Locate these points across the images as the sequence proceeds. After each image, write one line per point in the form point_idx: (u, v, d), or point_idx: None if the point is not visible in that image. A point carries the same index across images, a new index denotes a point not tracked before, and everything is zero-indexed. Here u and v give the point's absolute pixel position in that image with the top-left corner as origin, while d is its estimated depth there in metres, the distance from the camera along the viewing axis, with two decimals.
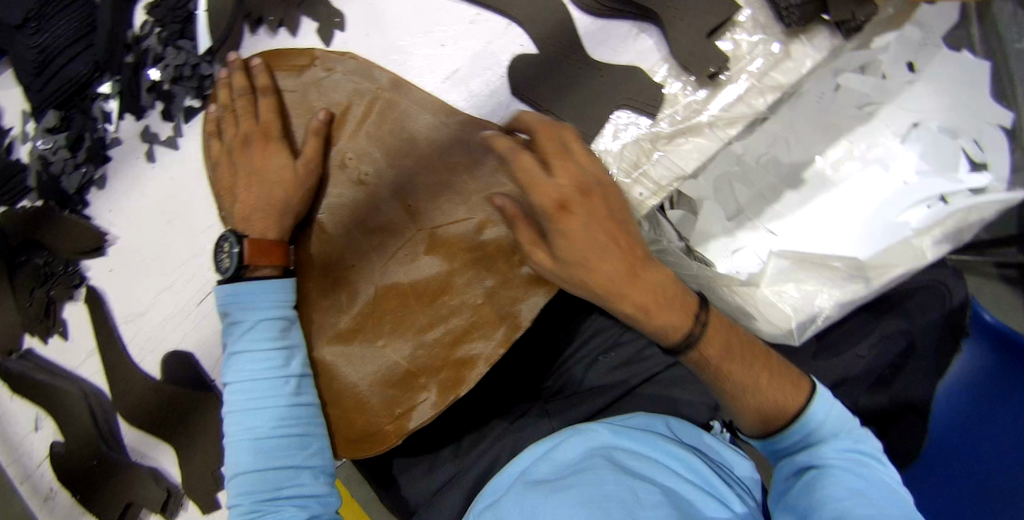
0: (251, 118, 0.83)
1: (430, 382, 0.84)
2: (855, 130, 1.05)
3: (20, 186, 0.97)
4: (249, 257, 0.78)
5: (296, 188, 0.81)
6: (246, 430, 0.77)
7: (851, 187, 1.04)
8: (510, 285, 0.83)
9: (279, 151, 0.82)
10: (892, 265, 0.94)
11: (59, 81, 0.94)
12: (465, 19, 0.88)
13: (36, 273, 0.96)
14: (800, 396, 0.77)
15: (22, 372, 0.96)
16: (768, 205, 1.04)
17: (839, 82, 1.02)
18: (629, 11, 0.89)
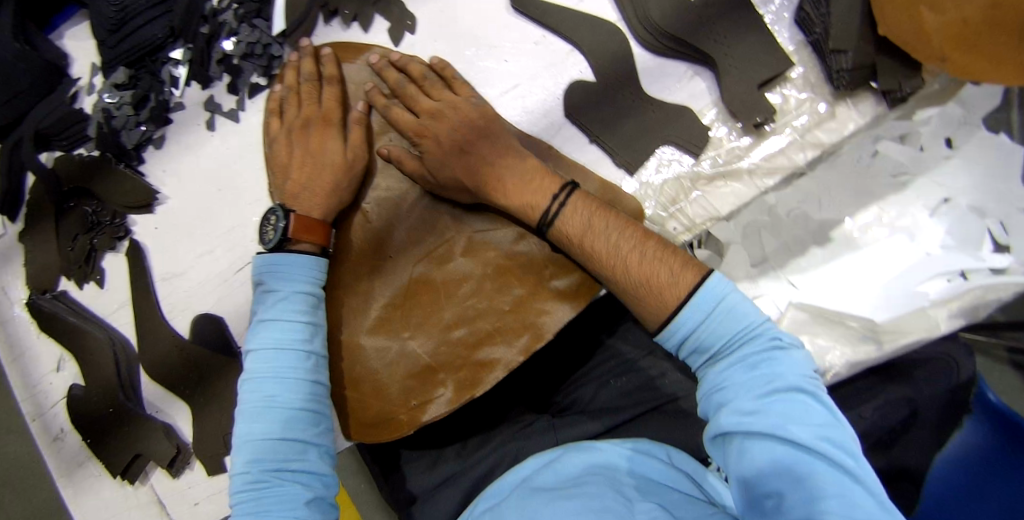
0: (313, 102, 0.87)
1: (448, 379, 0.87)
2: (889, 199, 1.02)
3: (81, 133, 1.01)
4: (292, 232, 0.80)
5: (348, 174, 0.85)
6: (262, 397, 0.74)
7: (876, 252, 1.01)
8: (539, 297, 0.86)
9: (335, 135, 0.86)
10: (906, 332, 0.96)
11: (133, 41, 0.97)
12: (530, 39, 0.91)
13: (83, 220, 0.99)
14: (682, 282, 0.75)
15: (54, 311, 0.99)
16: (793, 257, 1.02)
17: (877, 148, 1.02)
18: (688, 53, 0.92)
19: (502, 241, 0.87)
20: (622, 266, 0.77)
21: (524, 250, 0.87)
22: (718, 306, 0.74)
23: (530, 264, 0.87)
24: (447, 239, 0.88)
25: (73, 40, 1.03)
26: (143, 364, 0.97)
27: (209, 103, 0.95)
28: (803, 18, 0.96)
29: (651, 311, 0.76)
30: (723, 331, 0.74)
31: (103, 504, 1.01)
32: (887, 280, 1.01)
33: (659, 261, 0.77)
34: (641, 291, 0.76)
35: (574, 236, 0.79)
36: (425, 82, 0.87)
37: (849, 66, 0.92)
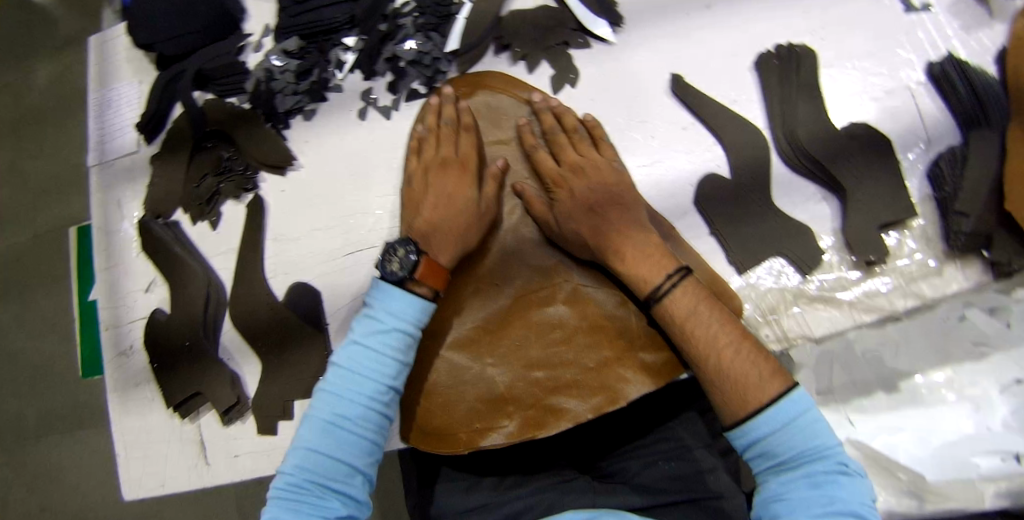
0: (451, 148, 0.92)
1: (516, 412, 0.89)
2: (962, 365, 0.97)
3: (236, 84, 1.05)
4: (420, 273, 0.81)
5: (479, 222, 0.89)
6: (329, 411, 0.74)
7: (938, 417, 0.97)
8: (624, 363, 0.89)
9: (471, 183, 0.90)
10: (951, 498, 0.93)
11: (313, 17, 1.03)
12: (679, 124, 0.98)
13: (217, 163, 1.05)
14: (772, 385, 0.74)
15: (163, 238, 1.04)
16: (857, 397, 0.99)
17: (965, 312, 0.97)
18: (822, 177, 0.96)
19: (605, 301, 0.91)
20: (715, 357, 0.77)
21: (622, 316, 0.90)
22: (797, 418, 0.72)
23: (624, 330, 0.90)
24: (552, 284, 0.92)
25: None
26: (230, 311, 1.01)
27: (367, 94, 1.01)
28: (935, 174, 0.98)
29: (730, 407, 0.75)
30: (794, 443, 0.72)
31: (149, 429, 1.04)
32: (941, 445, 0.96)
33: (750, 362, 0.76)
34: (726, 386, 0.76)
35: (679, 318, 0.80)
36: (576, 136, 0.92)
37: (967, 229, 0.95)
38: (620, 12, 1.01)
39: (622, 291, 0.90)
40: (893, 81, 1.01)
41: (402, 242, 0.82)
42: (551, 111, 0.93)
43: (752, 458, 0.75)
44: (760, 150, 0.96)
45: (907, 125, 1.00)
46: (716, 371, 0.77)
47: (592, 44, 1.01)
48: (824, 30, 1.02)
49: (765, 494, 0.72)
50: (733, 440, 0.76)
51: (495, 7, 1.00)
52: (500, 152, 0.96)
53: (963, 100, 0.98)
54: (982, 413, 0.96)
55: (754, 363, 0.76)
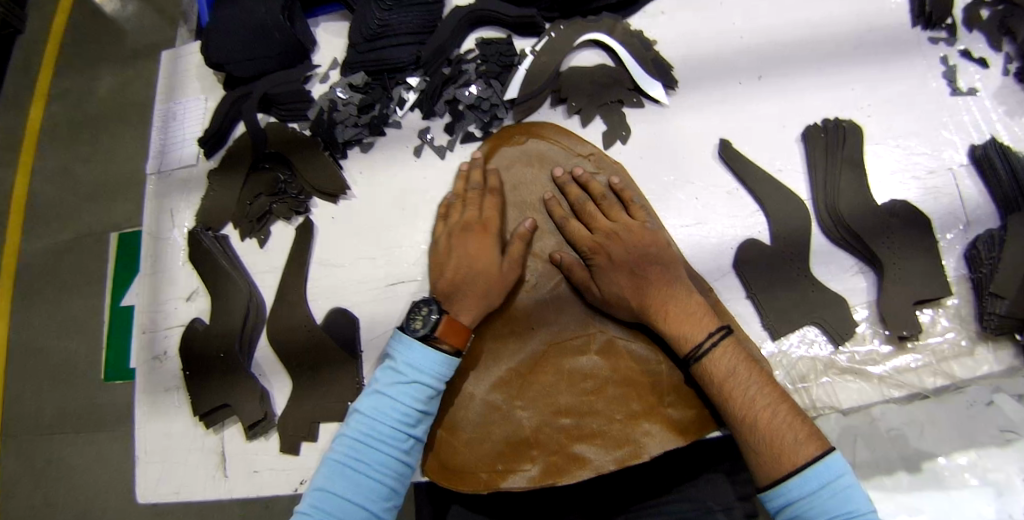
0: (475, 211, 0.94)
1: (539, 457, 0.90)
2: (987, 450, 0.95)
3: (300, 112, 1.11)
4: (440, 330, 0.81)
5: (500, 285, 0.89)
6: (350, 458, 0.76)
7: (960, 502, 0.94)
8: (651, 419, 0.89)
9: (493, 247, 0.91)
10: None
11: (380, 55, 1.09)
12: (724, 188, 1.01)
13: (272, 184, 1.08)
14: (808, 451, 0.75)
15: (211, 250, 1.08)
16: (878, 474, 0.97)
17: (993, 398, 0.96)
18: (861, 252, 0.97)
19: (640, 355, 0.91)
20: (752, 420, 0.78)
21: (655, 373, 0.91)
22: (830, 483, 0.73)
23: (655, 386, 0.90)
24: (589, 334, 0.93)
25: (326, 33, 1.15)
26: (269, 329, 1.03)
27: (424, 133, 1.05)
28: (973, 255, 0.99)
29: (765, 468, 0.76)
30: (824, 508, 0.73)
31: (172, 436, 1.05)
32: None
33: (787, 426, 0.77)
34: (762, 448, 0.77)
35: (717, 377, 0.82)
36: (610, 201, 0.94)
37: (1002, 311, 0.95)
38: (673, 74, 1.05)
39: (656, 346, 0.91)
40: (937, 162, 1.03)
41: (424, 300, 0.84)
42: None
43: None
44: (803, 221, 0.98)
45: (949, 206, 1.02)
46: (750, 435, 0.78)
47: (645, 104, 1.04)
48: (872, 108, 1.05)
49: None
50: (766, 503, 0.78)
51: (555, 60, 1.05)
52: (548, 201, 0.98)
53: (1006, 185, 0.99)
54: (1005, 498, 0.93)
55: (789, 428, 0.77)
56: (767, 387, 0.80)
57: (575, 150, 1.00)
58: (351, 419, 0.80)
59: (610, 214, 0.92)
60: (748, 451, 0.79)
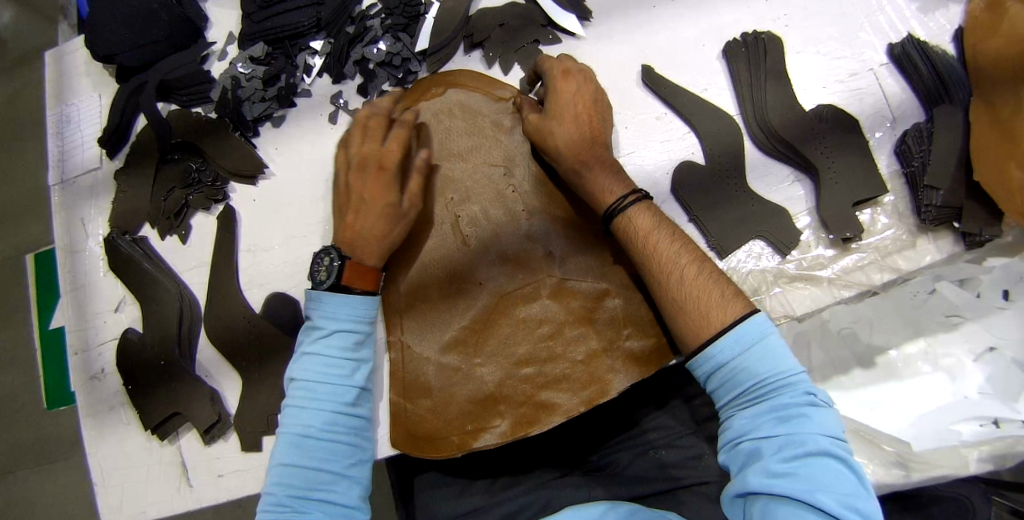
0: (374, 142, 0.86)
1: (507, 411, 0.88)
2: (937, 336, 1.04)
3: (202, 95, 1.04)
4: (347, 278, 0.82)
5: (399, 224, 0.86)
6: (298, 425, 0.76)
7: (915, 387, 1.03)
8: (611, 354, 0.88)
9: (392, 184, 0.85)
10: (937, 463, 0.96)
11: (277, 22, 1.02)
12: (653, 114, 0.99)
13: (185, 175, 1.02)
14: (734, 308, 0.75)
15: (130, 254, 1.01)
16: (836, 375, 1.05)
17: (935, 286, 1.03)
18: (794, 159, 0.97)
19: (590, 293, 0.90)
20: (678, 276, 0.79)
21: (607, 309, 0.90)
22: (756, 343, 0.72)
23: (611, 322, 0.89)
24: (542, 279, 0.91)
25: (216, 6, 1.07)
26: (207, 326, 0.98)
27: (336, 98, 1.00)
28: (904, 150, 1.01)
29: (692, 334, 0.77)
30: (752, 371, 0.72)
31: (124, 456, 0.98)
32: (920, 414, 1.02)
33: (712, 283, 0.78)
34: (686, 304, 0.78)
35: (641, 231, 0.82)
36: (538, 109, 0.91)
37: (938, 202, 0.97)
38: (587, 5, 1.01)
39: (605, 283, 0.90)
40: (858, 64, 1.04)
41: (329, 248, 0.84)
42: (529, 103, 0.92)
43: (715, 390, 0.75)
44: (735, 136, 0.97)
45: (874, 105, 1.03)
46: (676, 289, 0.79)
47: (562, 39, 1.01)
48: (789, 16, 1.04)
49: (732, 432, 0.72)
50: (697, 373, 0.76)
51: (462, 5, 1.00)
52: (474, 152, 0.94)
53: (927, 80, 1.01)
54: (957, 381, 1.02)
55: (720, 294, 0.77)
56: (690, 249, 0.82)
57: (496, 95, 0.96)
58: (291, 388, 0.80)
59: (560, 96, 0.86)
60: (673, 317, 0.79)
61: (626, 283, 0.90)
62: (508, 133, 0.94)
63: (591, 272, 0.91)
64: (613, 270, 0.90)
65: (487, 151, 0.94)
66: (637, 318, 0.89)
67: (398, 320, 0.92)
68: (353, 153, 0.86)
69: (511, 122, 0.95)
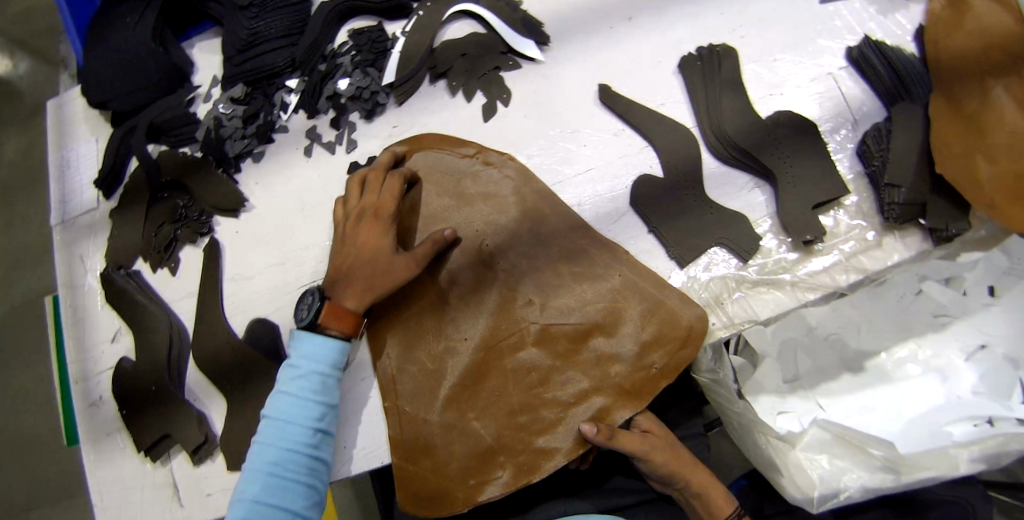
0: (374, 196, 0.94)
1: (508, 461, 0.91)
2: (926, 335, 1.14)
3: (188, 135, 1.10)
4: (323, 317, 0.87)
5: (388, 275, 0.89)
6: (261, 464, 0.82)
7: (906, 389, 1.13)
8: (603, 391, 0.91)
9: (386, 228, 0.91)
10: (927, 466, 1.04)
11: (255, 63, 1.09)
12: (611, 130, 1.02)
13: (173, 211, 1.08)
14: None
15: (125, 287, 1.07)
16: (823, 381, 1.15)
17: (921, 288, 1.11)
18: (752, 166, 0.99)
19: (574, 335, 0.93)
20: None
21: (593, 349, 0.92)
22: None
23: (594, 362, 0.92)
24: (531, 331, 0.93)
25: (201, 51, 1.15)
26: (194, 351, 1.03)
27: (311, 132, 1.06)
28: (864, 151, 1.02)
29: None
30: None
31: (119, 479, 1.02)
32: (912, 417, 1.11)
33: None
34: None
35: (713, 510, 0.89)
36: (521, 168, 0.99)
37: (901, 200, 0.98)
38: (545, 31, 1.06)
39: (586, 323, 0.93)
40: (816, 70, 1.06)
41: (314, 289, 0.91)
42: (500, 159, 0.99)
43: None
44: (693, 148, 1.00)
45: (834, 109, 1.05)
46: None
47: (522, 65, 1.05)
48: (744, 28, 1.07)
49: None
50: None
51: (427, 39, 1.05)
52: (447, 207, 0.98)
53: (886, 79, 1.03)
54: (949, 382, 1.12)
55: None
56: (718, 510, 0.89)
57: (460, 152, 1.00)
58: (262, 426, 0.85)
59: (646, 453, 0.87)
60: None
61: (613, 324, 0.93)
62: (477, 188, 0.98)
63: (578, 317, 0.93)
64: (593, 308, 0.93)
65: (455, 200, 0.98)
66: (630, 358, 0.92)
67: (386, 384, 0.95)
68: (355, 207, 0.93)
69: (480, 177, 0.99)
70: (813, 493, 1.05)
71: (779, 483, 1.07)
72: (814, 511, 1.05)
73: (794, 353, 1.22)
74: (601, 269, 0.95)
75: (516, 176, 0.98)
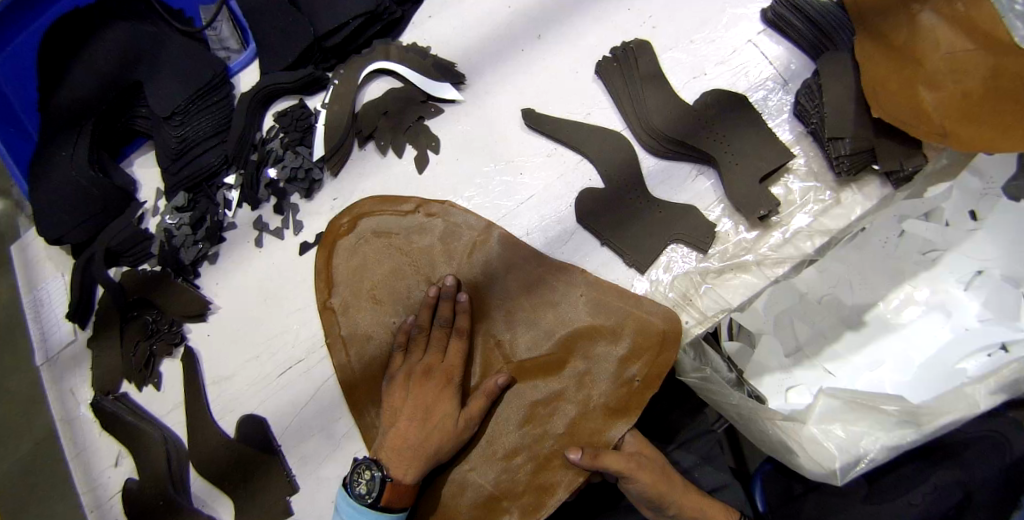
0: (438, 355, 0.93)
1: (512, 505, 0.91)
2: (918, 274, 1.21)
3: (144, 252, 1.12)
4: (384, 500, 0.86)
5: (452, 441, 0.89)
6: None
7: (909, 332, 1.19)
8: (591, 417, 0.90)
9: (453, 397, 0.91)
10: (945, 410, 1.03)
11: (190, 168, 1.11)
12: (543, 152, 1.01)
13: (145, 328, 1.10)
14: None
15: (115, 412, 1.08)
16: (826, 345, 1.20)
17: (904, 228, 1.15)
18: (690, 155, 0.98)
19: (549, 365, 0.92)
20: None
21: (570, 374, 0.91)
22: None
23: (574, 387, 0.91)
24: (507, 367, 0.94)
25: (141, 167, 1.17)
26: (192, 460, 1.04)
27: (258, 222, 1.07)
28: (800, 112, 1.01)
29: None
30: None
31: None
32: (922, 359, 1.16)
33: None
34: None
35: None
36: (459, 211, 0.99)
37: (847, 152, 0.96)
38: (458, 70, 1.06)
39: (558, 350, 0.92)
40: (733, 41, 1.05)
41: (367, 458, 0.88)
42: (440, 207, 1.00)
43: None
44: (628, 151, 0.99)
45: (761, 76, 1.04)
46: None
47: (444, 109, 1.05)
48: (654, 18, 1.06)
49: None
50: None
51: (347, 106, 1.06)
52: (405, 273, 0.99)
53: (805, 32, 1.01)
54: (954, 316, 1.18)
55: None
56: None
57: (400, 210, 1.01)
58: None
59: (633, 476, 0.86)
60: None
61: (588, 341, 0.92)
62: (424, 241, 0.99)
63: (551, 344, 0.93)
64: (562, 333, 0.93)
65: (409, 261, 0.99)
66: (614, 373, 0.90)
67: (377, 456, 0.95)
68: (420, 366, 0.92)
69: (425, 230, 0.99)
70: (834, 466, 1.02)
71: (795, 462, 1.04)
72: (839, 483, 1.02)
73: (790, 323, 1.18)
74: (561, 290, 0.94)
75: (455, 220, 0.99)
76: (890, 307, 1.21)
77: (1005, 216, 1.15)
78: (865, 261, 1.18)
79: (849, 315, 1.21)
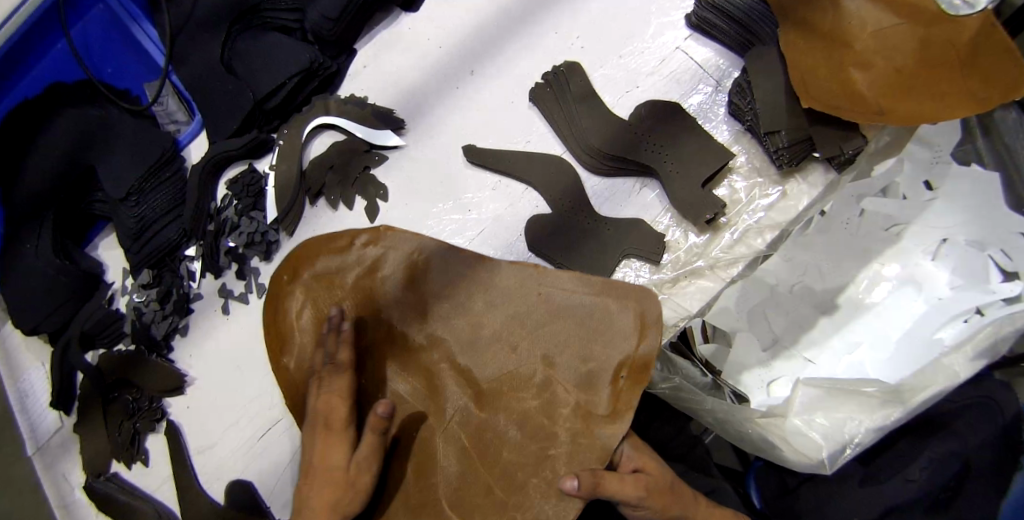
0: (332, 396, 0.82)
1: None
2: (885, 250, 1.20)
3: (117, 332, 1.15)
4: None
5: (351, 493, 0.78)
6: None
7: (883, 309, 1.19)
8: (538, 437, 0.86)
9: (347, 446, 0.80)
10: (925, 385, 1.02)
11: (153, 246, 1.13)
12: (489, 185, 1.03)
13: (126, 407, 1.11)
14: None
15: (107, 493, 1.10)
16: (803, 331, 1.20)
17: (862, 207, 1.14)
18: (631, 169, 1.00)
19: (489, 382, 0.89)
20: None
21: (512, 396, 0.88)
22: None
23: (532, 410, 0.87)
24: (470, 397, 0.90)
25: (105, 249, 1.20)
26: None
27: (222, 290, 1.09)
28: (735, 111, 1.01)
29: None
30: None
31: None
32: (900, 334, 1.16)
33: None
34: None
35: None
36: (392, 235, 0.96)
37: (785, 144, 0.96)
38: (397, 115, 1.08)
39: (500, 368, 0.90)
40: (662, 50, 1.06)
41: None
42: (376, 235, 0.97)
43: None
44: (569, 173, 1.00)
45: (692, 79, 1.05)
46: None
47: (388, 155, 1.07)
48: (581, 38, 1.07)
49: None
50: None
51: (293, 165, 1.08)
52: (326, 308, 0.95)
53: (730, 31, 1.03)
54: (926, 288, 1.18)
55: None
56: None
57: (337, 250, 0.97)
58: None
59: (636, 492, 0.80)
60: None
61: (551, 358, 0.88)
62: (356, 274, 0.95)
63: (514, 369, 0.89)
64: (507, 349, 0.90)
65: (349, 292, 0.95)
66: (583, 390, 0.86)
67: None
68: (317, 410, 0.82)
69: (364, 260, 0.96)
70: (821, 456, 1.02)
71: (784, 456, 1.03)
72: (829, 472, 1.02)
73: (764, 317, 1.18)
74: (501, 316, 0.91)
75: (391, 244, 0.96)
76: (859, 285, 1.21)
77: (963, 181, 1.12)
78: (825, 244, 1.19)
79: (821, 299, 1.19)
